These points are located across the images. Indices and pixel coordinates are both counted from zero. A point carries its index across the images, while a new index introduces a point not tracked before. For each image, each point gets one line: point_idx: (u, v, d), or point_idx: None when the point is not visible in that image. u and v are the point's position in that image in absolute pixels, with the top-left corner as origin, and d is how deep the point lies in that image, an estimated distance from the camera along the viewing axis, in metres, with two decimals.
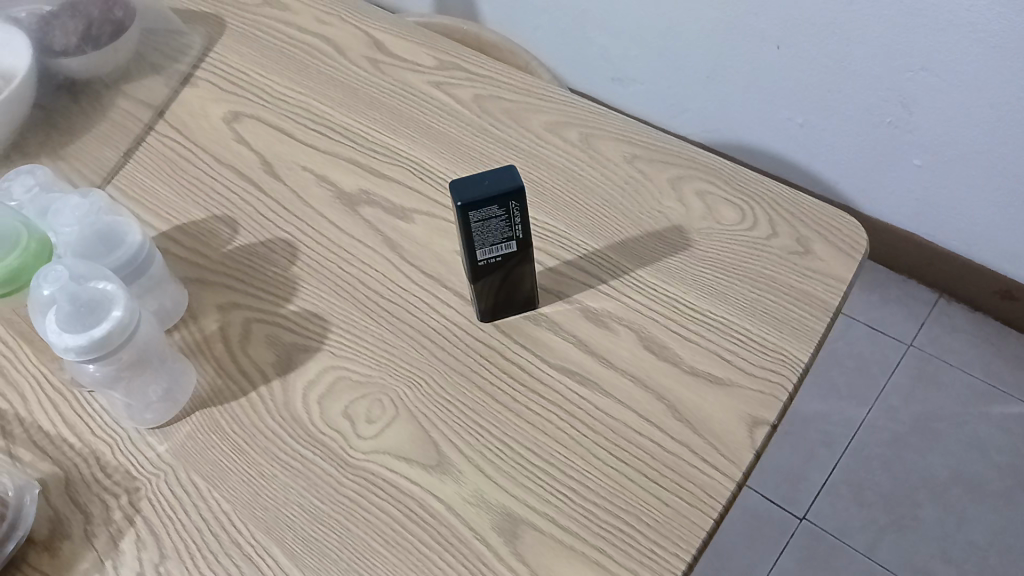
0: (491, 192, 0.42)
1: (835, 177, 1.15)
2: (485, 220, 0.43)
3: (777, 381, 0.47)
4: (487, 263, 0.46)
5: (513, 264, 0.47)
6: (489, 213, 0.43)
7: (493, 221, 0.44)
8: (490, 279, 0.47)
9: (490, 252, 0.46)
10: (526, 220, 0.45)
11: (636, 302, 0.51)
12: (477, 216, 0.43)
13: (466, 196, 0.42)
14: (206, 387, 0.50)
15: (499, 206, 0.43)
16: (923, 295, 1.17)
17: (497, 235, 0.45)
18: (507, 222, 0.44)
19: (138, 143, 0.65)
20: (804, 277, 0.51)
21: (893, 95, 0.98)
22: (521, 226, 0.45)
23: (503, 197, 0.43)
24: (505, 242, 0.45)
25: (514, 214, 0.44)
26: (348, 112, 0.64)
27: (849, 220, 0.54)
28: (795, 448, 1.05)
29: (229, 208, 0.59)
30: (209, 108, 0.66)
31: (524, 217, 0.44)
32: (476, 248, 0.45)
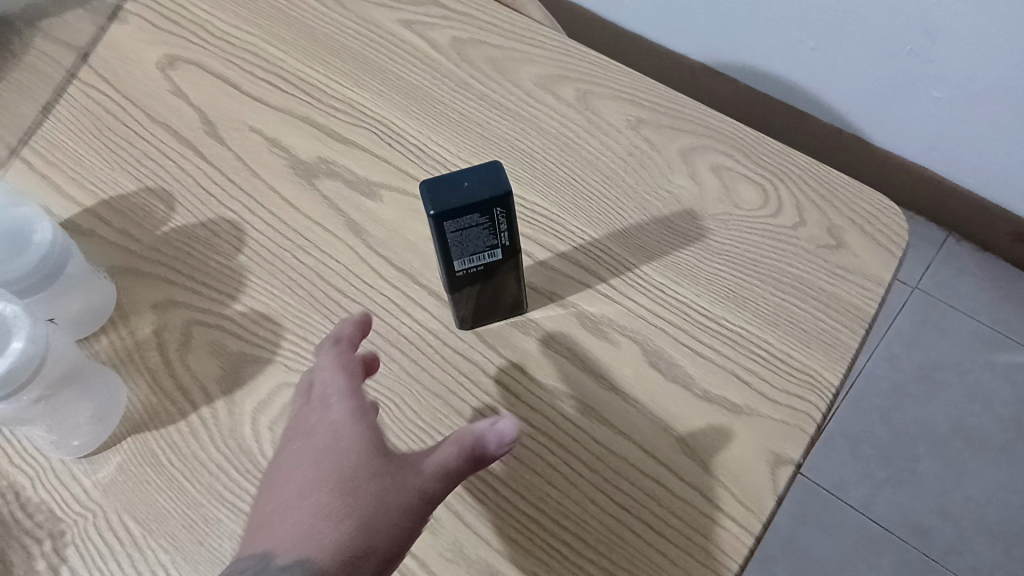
0: (470, 197, 0.35)
1: (846, 106, 1.06)
2: (464, 229, 0.36)
3: (805, 410, 0.40)
4: (466, 275, 0.39)
5: (496, 274, 0.40)
6: (469, 222, 0.36)
7: (474, 230, 0.36)
8: (470, 292, 0.40)
9: (469, 264, 0.38)
10: (513, 227, 0.37)
11: (640, 308, 0.44)
12: (454, 226, 0.35)
13: (440, 202, 0.35)
14: (140, 407, 0.43)
15: (481, 214, 0.35)
16: (931, 233, 1.10)
17: (479, 244, 0.37)
18: (490, 230, 0.37)
19: (59, 95, 0.55)
20: (836, 277, 0.44)
21: (916, 22, 0.89)
22: (508, 234, 0.37)
23: (485, 203, 0.35)
24: (487, 252, 0.38)
25: (499, 221, 0.36)
26: (303, 57, 0.55)
27: (889, 206, 0.46)
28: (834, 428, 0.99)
29: (163, 179, 0.51)
30: (142, 51, 0.57)
31: (510, 224, 0.37)
32: (453, 260, 0.38)
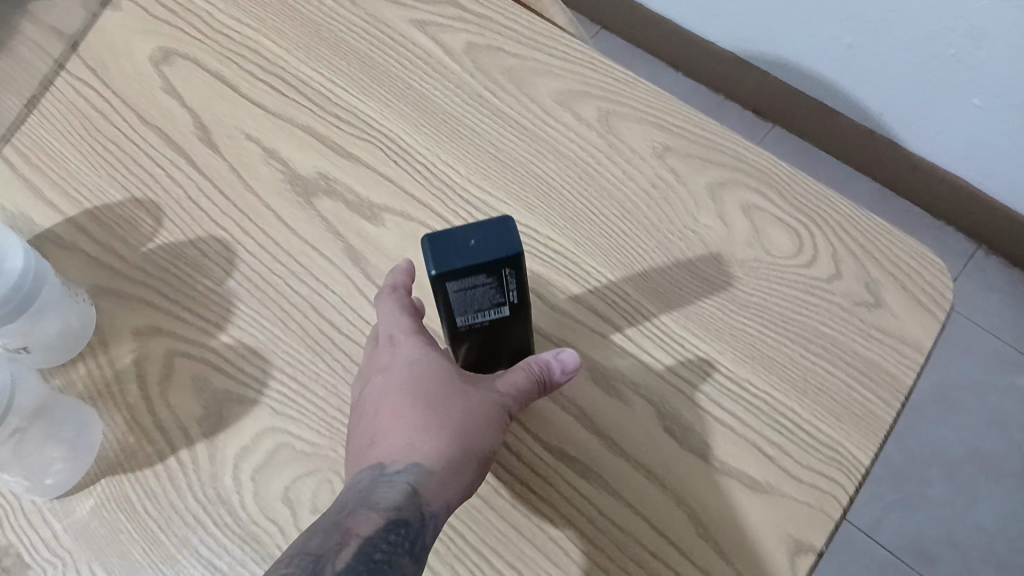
0: (476, 257, 0.31)
1: (879, 107, 1.01)
2: (468, 289, 0.32)
3: (831, 491, 0.37)
4: (468, 329, 0.36)
5: (501, 327, 0.36)
6: (475, 282, 0.32)
7: (479, 290, 0.33)
8: (471, 344, 0.37)
9: (471, 320, 0.35)
10: (521, 285, 0.34)
11: (656, 363, 0.40)
12: (458, 286, 0.32)
13: (443, 260, 0.31)
14: (116, 445, 0.40)
15: (488, 274, 0.32)
16: (959, 245, 1.06)
17: (484, 302, 0.34)
18: (497, 289, 0.33)
19: (44, 87, 0.51)
20: (872, 341, 0.40)
21: (962, 25, 0.83)
22: (516, 292, 0.34)
23: (493, 263, 0.31)
24: (492, 308, 0.34)
25: (508, 280, 0.33)
26: (305, 57, 0.51)
27: (933, 262, 0.42)
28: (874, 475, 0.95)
29: (152, 189, 0.47)
30: (135, 41, 0.53)
31: (519, 282, 0.33)
32: (454, 316, 0.34)
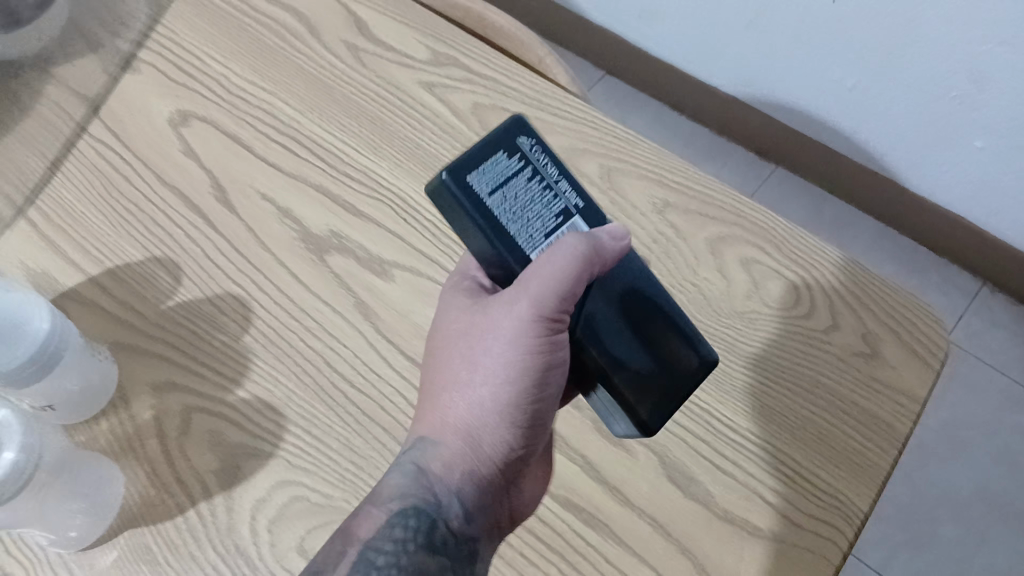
0: (485, 146, 0.35)
1: (881, 148, 1.03)
2: (503, 183, 0.35)
3: (830, 539, 0.38)
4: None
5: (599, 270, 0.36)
6: (503, 169, 0.35)
7: (514, 180, 0.35)
8: (589, 308, 0.36)
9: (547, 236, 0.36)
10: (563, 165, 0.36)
11: None
12: (485, 185, 0.35)
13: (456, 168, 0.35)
14: (136, 500, 0.42)
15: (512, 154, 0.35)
16: (963, 283, 1.07)
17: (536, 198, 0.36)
18: (538, 179, 0.36)
19: (67, 149, 0.54)
20: (869, 391, 0.41)
21: (963, 68, 0.86)
22: (561, 179, 0.36)
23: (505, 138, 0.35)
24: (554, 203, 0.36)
25: (537, 162, 0.35)
26: (318, 118, 0.53)
27: (928, 312, 0.43)
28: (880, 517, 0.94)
29: (169, 247, 0.49)
30: (154, 104, 0.55)
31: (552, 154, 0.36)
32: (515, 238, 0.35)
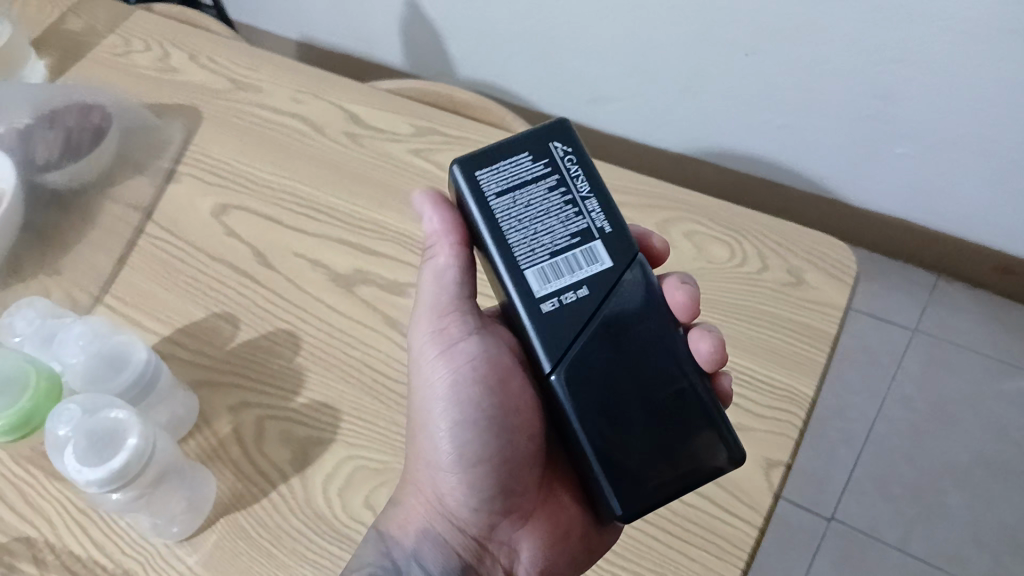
0: (512, 148, 0.45)
1: (820, 173, 1.17)
2: (515, 187, 0.44)
3: (788, 420, 0.48)
4: (549, 274, 0.43)
5: (605, 304, 0.43)
6: (520, 174, 0.44)
7: (530, 185, 0.44)
8: (582, 342, 0.43)
9: (549, 247, 0.44)
10: (597, 184, 0.45)
11: None
12: (492, 185, 0.44)
13: (472, 162, 0.45)
14: (227, 492, 0.51)
15: (538, 159, 0.45)
16: (922, 279, 1.18)
17: (549, 205, 0.44)
18: (556, 187, 0.44)
19: (130, 248, 0.66)
20: (802, 309, 0.51)
21: (870, 90, 1.01)
22: (580, 193, 0.44)
23: (539, 148, 0.45)
24: (571, 218, 0.44)
25: (557, 170, 0.45)
26: (332, 191, 0.66)
27: (837, 245, 0.54)
28: (883, 494, 1.02)
29: (226, 304, 0.60)
30: (197, 203, 0.67)
31: (583, 169, 0.45)
32: (511, 235, 0.44)
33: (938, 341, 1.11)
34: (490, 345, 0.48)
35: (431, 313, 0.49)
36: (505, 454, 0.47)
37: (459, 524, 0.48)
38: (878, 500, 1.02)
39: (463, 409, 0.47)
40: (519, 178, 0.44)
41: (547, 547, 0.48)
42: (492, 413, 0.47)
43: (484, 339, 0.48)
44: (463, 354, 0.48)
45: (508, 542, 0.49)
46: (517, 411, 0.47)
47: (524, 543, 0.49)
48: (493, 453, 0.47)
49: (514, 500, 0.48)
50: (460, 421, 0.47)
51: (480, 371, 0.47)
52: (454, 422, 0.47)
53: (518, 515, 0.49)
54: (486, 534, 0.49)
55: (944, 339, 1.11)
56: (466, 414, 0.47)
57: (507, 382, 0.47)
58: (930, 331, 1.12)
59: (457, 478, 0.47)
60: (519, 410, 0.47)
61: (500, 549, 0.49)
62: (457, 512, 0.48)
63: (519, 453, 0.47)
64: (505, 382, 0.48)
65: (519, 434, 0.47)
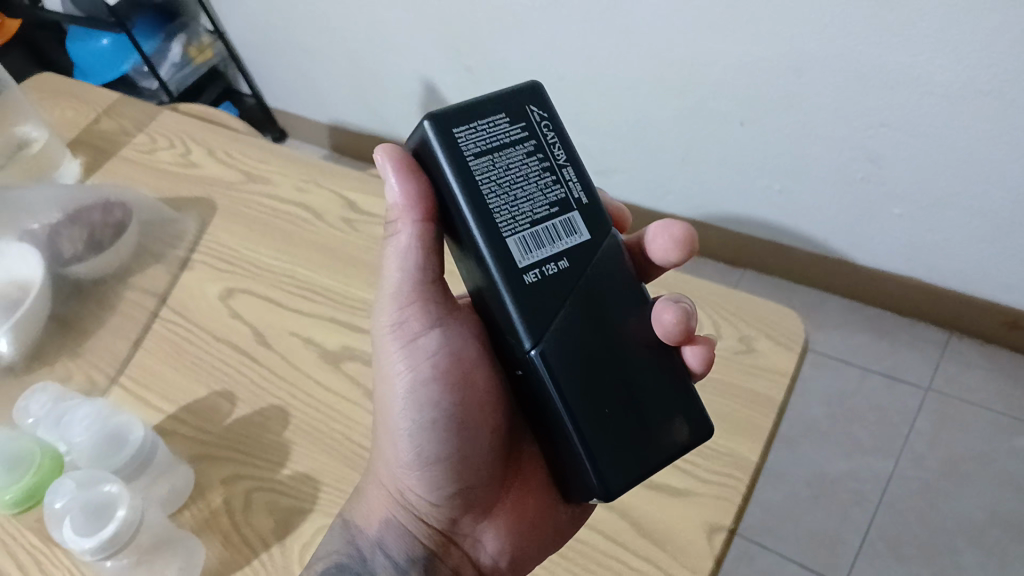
0: (483, 110, 0.46)
1: (823, 235, 1.20)
2: (493, 149, 0.46)
3: (730, 485, 0.51)
4: (530, 242, 0.46)
5: (581, 271, 0.46)
6: (497, 137, 0.46)
7: (508, 148, 0.46)
8: (564, 311, 0.45)
9: (530, 215, 0.46)
10: (570, 153, 0.48)
11: None
12: (471, 146, 0.45)
13: (448, 119, 0.45)
14: (214, 560, 0.54)
15: (515, 123, 0.47)
16: (932, 336, 1.18)
17: (529, 171, 0.47)
18: (529, 151, 0.47)
19: (145, 331, 0.71)
20: (750, 376, 0.55)
21: (860, 152, 1.05)
22: (552, 158, 0.47)
23: (515, 111, 0.47)
24: (551, 186, 0.47)
25: (530, 134, 0.47)
26: (326, 273, 0.71)
27: (786, 313, 0.57)
28: (897, 555, 1.01)
29: (226, 382, 0.65)
30: (206, 288, 0.73)
31: (555, 135, 0.48)
32: (491, 201, 0.45)
33: (949, 399, 1.11)
34: (452, 341, 0.52)
35: (398, 298, 0.52)
36: (466, 451, 0.52)
37: (423, 518, 0.53)
38: (891, 562, 1.01)
39: (426, 407, 0.51)
40: (501, 141, 0.46)
41: (509, 540, 0.53)
42: (454, 411, 0.51)
43: (445, 335, 0.52)
44: (425, 350, 0.51)
45: (472, 534, 0.54)
46: (478, 409, 0.52)
47: (488, 535, 0.54)
48: (451, 453, 0.51)
49: (477, 495, 0.53)
50: (420, 421, 0.51)
51: (441, 369, 0.51)
52: (413, 422, 0.51)
53: (480, 507, 0.53)
54: (450, 524, 0.53)
55: (955, 397, 1.11)
56: (429, 412, 0.51)
57: (470, 378, 0.52)
58: (941, 389, 1.12)
59: (420, 475, 0.52)
60: (480, 408, 0.52)
61: (465, 540, 0.54)
62: (420, 506, 0.53)
63: (481, 449, 0.52)
64: (466, 380, 0.52)
65: (479, 433, 0.52)
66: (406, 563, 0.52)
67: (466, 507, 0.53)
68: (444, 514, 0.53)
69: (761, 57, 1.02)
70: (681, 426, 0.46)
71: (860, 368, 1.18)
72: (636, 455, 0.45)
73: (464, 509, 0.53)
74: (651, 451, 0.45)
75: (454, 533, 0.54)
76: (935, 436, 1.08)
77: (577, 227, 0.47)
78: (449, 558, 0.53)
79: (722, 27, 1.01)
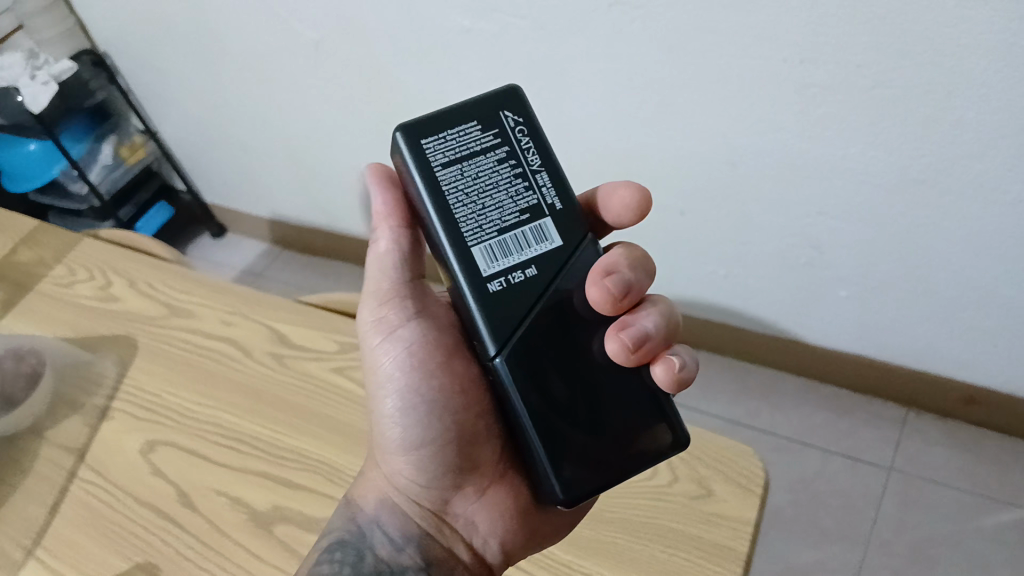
0: (455, 121, 0.51)
1: (772, 316, 1.19)
2: (462, 160, 0.50)
3: None
4: (497, 250, 0.50)
5: (549, 275, 0.51)
6: (467, 147, 0.50)
7: (479, 157, 0.51)
8: (534, 313, 0.50)
9: (498, 222, 0.50)
10: (545, 159, 0.52)
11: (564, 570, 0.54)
12: (438, 155, 0.50)
13: (418, 131, 0.50)
14: None
15: (487, 130, 0.51)
16: (888, 412, 1.18)
17: (500, 178, 0.51)
18: (498, 157, 0.51)
19: (61, 494, 0.65)
20: (711, 524, 0.54)
21: (803, 240, 1.05)
22: (524, 164, 0.51)
23: (487, 120, 0.51)
24: (522, 192, 0.51)
25: (501, 140, 0.51)
26: (254, 419, 0.67)
27: (742, 450, 0.57)
28: None
29: (149, 554, 0.60)
30: (126, 441, 0.68)
31: (530, 142, 0.52)
32: (459, 210, 0.50)
33: (911, 479, 1.10)
34: (429, 332, 0.58)
35: (375, 296, 0.58)
36: (451, 431, 0.57)
37: (416, 498, 0.58)
38: None
39: (410, 394, 0.57)
40: (471, 150, 0.50)
41: (498, 516, 0.57)
42: (434, 396, 0.57)
43: (421, 326, 0.58)
44: (403, 340, 0.57)
45: (464, 514, 0.58)
46: (459, 394, 0.57)
47: (479, 515, 0.58)
48: (434, 436, 0.57)
49: (465, 475, 0.57)
50: (405, 406, 0.57)
51: (422, 357, 0.57)
52: (398, 406, 0.57)
53: (473, 489, 0.58)
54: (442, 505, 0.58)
55: (917, 476, 1.10)
56: (413, 398, 0.57)
57: (450, 364, 0.58)
58: (902, 469, 1.11)
59: (409, 458, 0.57)
60: (459, 392, 0.57)
61: (457, 520, 0.58)
62: (410, 488, 0.58)
63: (464, 432, 0.57)
64: (445, 369, 0.58)
65: (460, 415, 0.57)
66: (403, 539, 0.56)
67: (454, 486, 0.58)
68: (435, 495, 0.58)
69: (698, 152, 1.01)
70: (664, 431, 0.51)
71: (821, 450, 1.16)
72: (614, 456, 0.49)
73: (457, 489, 0.58)
74: (627, 451, 0.50)
75: (446, 513, 0.58)
76: (900, 518, 1.07)
77: (544, 233, 0.51)
78: (444, 537, 0.57)
79: (658, 122, 1.00)
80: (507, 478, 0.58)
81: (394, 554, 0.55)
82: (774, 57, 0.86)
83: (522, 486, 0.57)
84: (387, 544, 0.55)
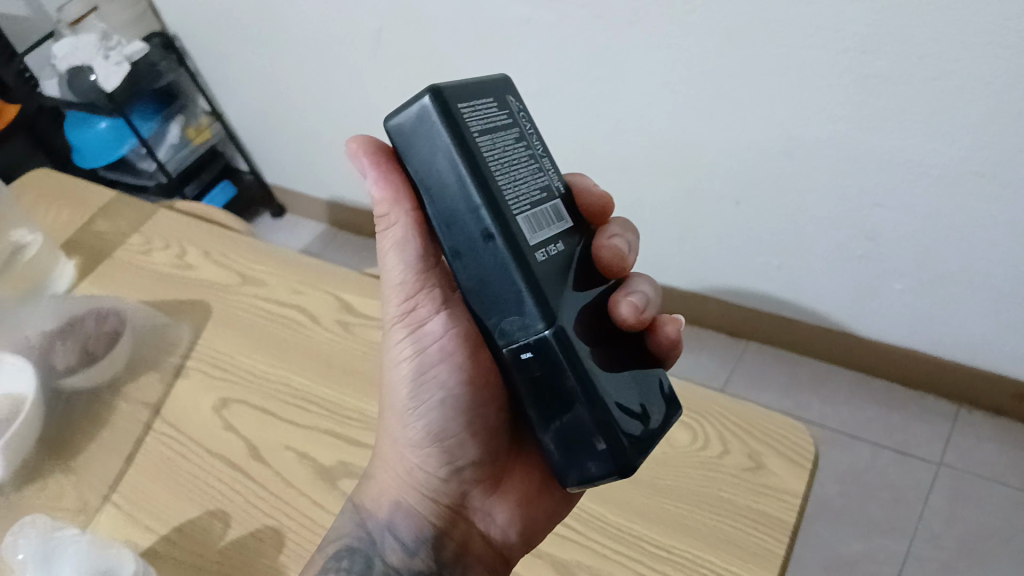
0: (473, 93, 0.45)
1: (825, 308, 1.19)
2: (492, 129, 0.44)
3: None
4: (535, 222, 0.44)
5: (569, 258, 0.46)
6: (493, 120, 0.45)
7: (503, 130, 0.46)
8: (569, 292, 0.45)
9: (529, 196, 0.45)
10: (544, 146, 0.50)
11: (617, 532, 0.56)
12: (474, 121, 0.43)
13: (451, 95, 0.43)
14: None
15: (501, 109, 0.47)
16: (940, 409, 1.17)
17: (521, 155, 0.46)
18: (512, 136, 0.46)
19: (137, 446, 0.69)
20: (760, 496, 0.55)
21: (859, 232, 1.05)
22: (532, 147, 0.48)
23: (498, 100, 0.47)
24: (537, 173, 0.47)
25: (510, 120, 0.47)
26: (322, 383, 0.70)
27: (793, 427, 0.59)
28: None
29: (220, 502, 0.63)
30: (201, 399, 0.72)
31: (533, 129, 0.49)
32: (500, 178, 0.43)
33: (961, 474, 1.09)
34: (454, 323, 0.56)
35: (395, 288, 0.55)
36: (472, 425, 0.56)
37: (432, 494, 0.57)
38: None
39: (435, 388, 0.56)
40: (497, 121, 0.45)
41: (516, 509, 0.57)
42: (458, 389, 0.56)
43: (446, 318, 0.56)
44: (430, 333, 0.56)
45: (482, 508, 0.57)
46: (480, 387, 0.57)
47: (499, 509, 0.57)
48: (457, 430, 0.56)
49: (483, 468, 0.57)
50: (427, 403, 0.56)
51: (449, 349, 0.56)
52: (418, 402, 0.57)
53: (491, 483, 0.58)
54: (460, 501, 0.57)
55: (968, 472, 1.10)
56: (437, 391, 0.56)
57: (476, 357, 0.57)
58: (951, 464, 1.11)
59: (428, 453, 0.56)
60: (482, 384, 0.57)
61: (475, 513, 0.57)
62: (429, 483, 0.57)
63: (487, 423, 0.57)
64: (471, 360, 0.56)
65: (482, 408, 0.57)
66: (416, 543, 0.54)
67: (474, 480, 0.57)
68: (453, 491, 0.57)
69: (754, 141, 1.02)
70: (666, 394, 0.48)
71: (870, 443, 1.16)
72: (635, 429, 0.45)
73: (475, 485, 0.57)
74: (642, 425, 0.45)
75: (464, 507, 0.57)
76: (950, 512, 1.06)
77: (560, 214, 0.47)
78: (461, 533, 0.56)
79: (714, 112, 1.01)
80: (517, 470, 0.58)
81: (405, 560, 0.54)
82: (833, 46, 0.86)
83: (538, 477, 0.58)
84: (397, 551, 0.54)
